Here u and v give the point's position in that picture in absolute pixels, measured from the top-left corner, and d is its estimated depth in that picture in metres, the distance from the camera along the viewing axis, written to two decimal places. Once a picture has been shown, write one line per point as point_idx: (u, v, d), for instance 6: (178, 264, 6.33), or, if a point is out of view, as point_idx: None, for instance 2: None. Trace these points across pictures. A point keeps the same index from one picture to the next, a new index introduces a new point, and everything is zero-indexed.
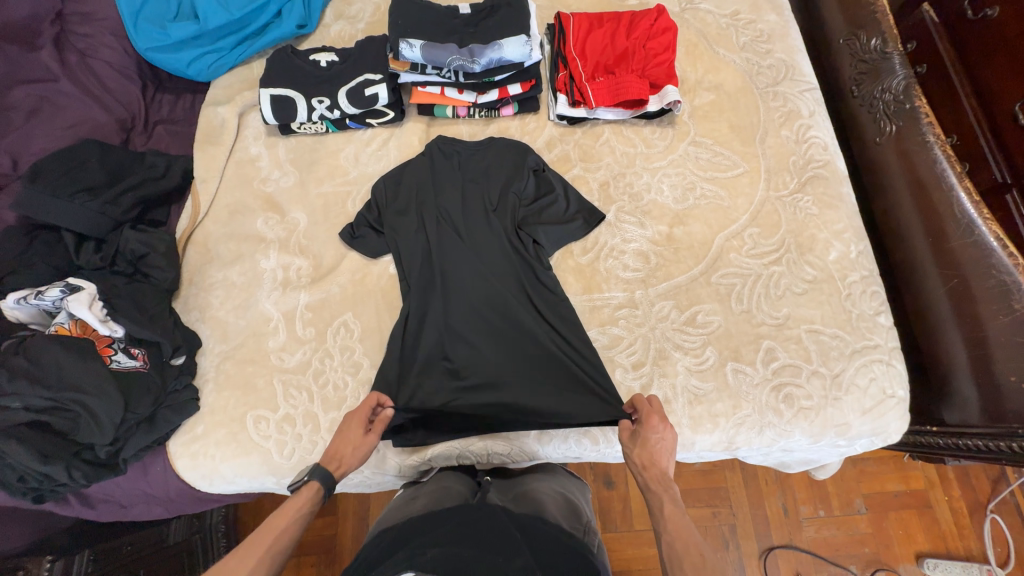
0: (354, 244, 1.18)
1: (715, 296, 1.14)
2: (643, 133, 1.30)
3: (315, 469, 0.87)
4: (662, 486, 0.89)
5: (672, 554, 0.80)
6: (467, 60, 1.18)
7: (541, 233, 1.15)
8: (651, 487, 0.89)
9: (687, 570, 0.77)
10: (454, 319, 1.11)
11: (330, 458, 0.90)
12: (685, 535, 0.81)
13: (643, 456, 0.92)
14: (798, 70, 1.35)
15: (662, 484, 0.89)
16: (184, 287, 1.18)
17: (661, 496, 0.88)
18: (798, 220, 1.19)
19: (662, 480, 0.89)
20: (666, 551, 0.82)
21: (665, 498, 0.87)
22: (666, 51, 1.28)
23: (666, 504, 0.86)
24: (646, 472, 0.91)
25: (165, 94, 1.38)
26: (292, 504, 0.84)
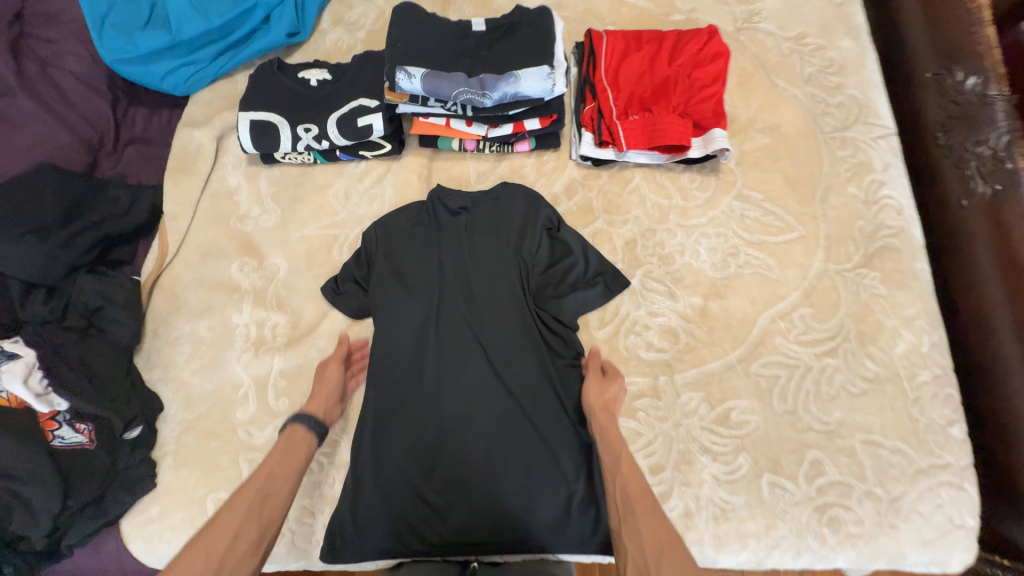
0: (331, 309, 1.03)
1: (754, 389, 0.96)
2: (680, 180, 1.11)
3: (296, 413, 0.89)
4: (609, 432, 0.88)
5: (624, 499, 0.78)
6: (477, 94, 0.97)
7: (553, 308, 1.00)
8: (606, 430, 0.87)
9: (637, 514, 0.76)
10: (447, 408, 0.95)
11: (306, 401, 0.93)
12: (637, 481, 0.80)
13: (597, 397, 0.92)
14: (872, 111, 1.14)
15: (611, 428, 0.87)
16: (148, 339, 1.05)
17: (609, 447, 0.85)
18: (860, 302, 1.00)
19: (613, 425, 0.87)
20: (619, 496, 0.79)
21: (617, 442, 0.85)
22: (715, 82, 1.08)
23: (623, 451, 0.84)
24: (602, 413, 0.89)
25: (139, 108, 1.22)
26: (274, 449, 0.85)
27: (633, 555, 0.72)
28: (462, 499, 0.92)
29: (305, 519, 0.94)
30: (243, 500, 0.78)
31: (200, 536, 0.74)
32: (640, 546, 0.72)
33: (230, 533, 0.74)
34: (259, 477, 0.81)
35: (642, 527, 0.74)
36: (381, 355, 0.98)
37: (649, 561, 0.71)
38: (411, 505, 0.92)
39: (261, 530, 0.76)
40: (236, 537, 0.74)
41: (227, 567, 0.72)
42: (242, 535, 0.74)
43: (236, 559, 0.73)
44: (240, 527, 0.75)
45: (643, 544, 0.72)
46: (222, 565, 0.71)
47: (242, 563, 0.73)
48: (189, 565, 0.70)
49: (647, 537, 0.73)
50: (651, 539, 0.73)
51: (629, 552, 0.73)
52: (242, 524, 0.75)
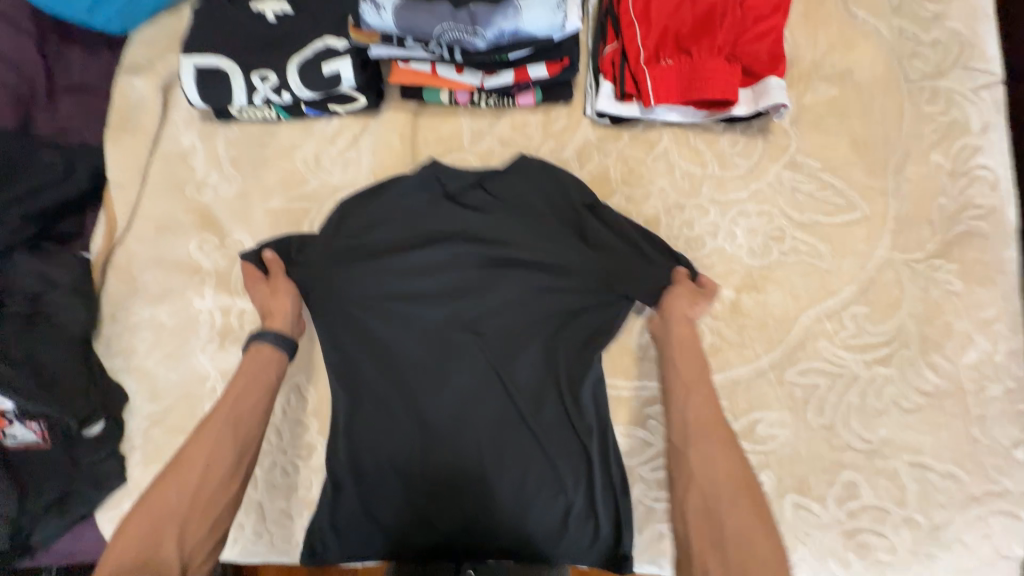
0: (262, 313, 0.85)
1: (786, 400, 0.83)
2: (718, 143, 0.91)
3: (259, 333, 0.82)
4: (684, 350, 0.79)
5: (698, 424, 0.72)
6: (467, 32, 0.76)
7: (557, 298, 0.84)
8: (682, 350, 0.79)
9: (715, 444, 0.70)
10: (438, 406, 0.83)
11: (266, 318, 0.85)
12: (713, 408, 0.74)
13: (680, 310, 0.80)
14: (977, 50, 0.88)
15: (690, 348, 0.79)
16: (106, 324, 0.94)
17: (686, 367, 0.78)
18: (926, 300, 0.83)
19: (693, 347, 0.79)
20: (691, 419, 0.73)
21: (698, 362, 0.78)
22: (776, 12, 0.84)
23: (703, 377, 0.77)
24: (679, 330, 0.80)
25: (72, 47, 0.99)
26: (238, 373, 0.80)
27: (702, 483, 0.68)
28: (453, 506, 0.82)
29: (285, 520, 0.88)
30: (211, 429, 0.75)
31: (171, 467, 0.72)
32: (712, 478, 0.68)
33: (200, 462, 0.72)
34: (226, 403, 0.77)
35: (718, 462, 0.69)
36: (355, 350, 0.84)
37: (721, 493, 0.67)
38: (393, 515, 0.82)
39: (236, 454, 0.74)
40: (208, 463, 0.72)
41: (202, 494, 0.71)
42: (214, 462, 0.73)
43: (213, 485, 0.72)
44: (211, 454, 0.73)
45: (717, 475, 0.68)
46: (195, 495, 0.70)
47: (219, 491, 0.72)
48: (161, 498, 0.69)
49: (721, 470, 0.68)
50: (726, 474, 0.68)
51: (699, 476, 0.68)
52: (213, 451, 0.73)
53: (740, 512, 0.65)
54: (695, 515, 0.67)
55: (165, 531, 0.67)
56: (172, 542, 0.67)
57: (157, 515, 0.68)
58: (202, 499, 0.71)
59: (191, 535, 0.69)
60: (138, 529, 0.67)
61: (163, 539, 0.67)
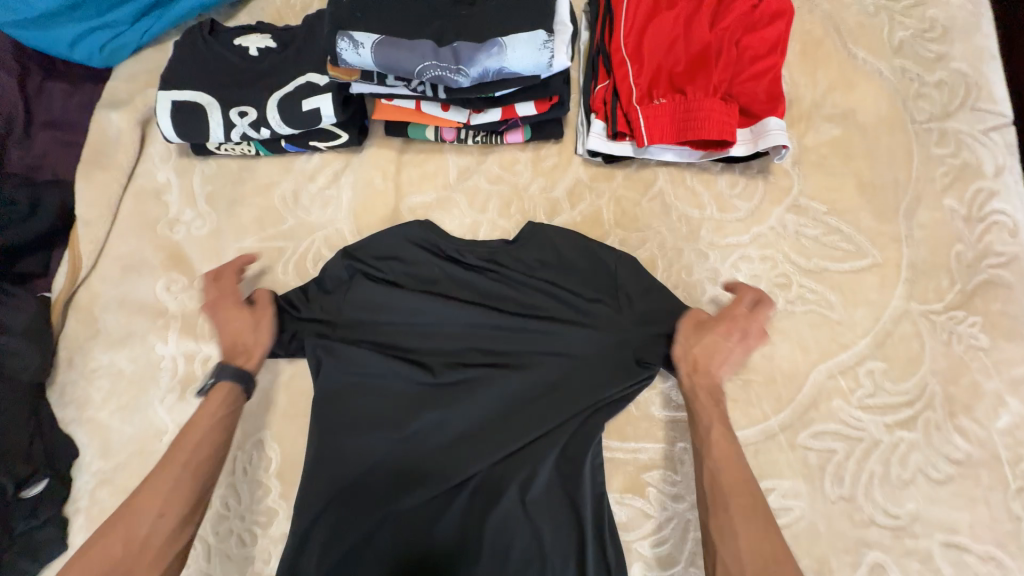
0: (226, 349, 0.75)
1: (799, 467, 0.75)
2: (716, 184, 0.86)
3: (217, 369, 0.71)
4: (709, 394, 0.69)
5: (716, 486, 0.63)
6: (449, 70, 0.72)
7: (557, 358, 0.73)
8: (698, 397, 0.69)
9: (734, 512, 0.60)
10: (410, 456, 0.70)
11: (230, 352, 0.74)
12: (736, 464, 0.63)
13: (698, 351, 0.70)
14: (984, 92, 0.84)
15: (713, 393, 0.69)
16: (61, 369, 0.87)
17: (706, 413, 0.68)
18: (949, 355, 0.76)
19: (711, 392, 0.69)
20: (708, 482, 0.64)
21: (710, 409, 0.68)
22: (773, 52, 0.81)
23: (716, 425, 0.67)
24: (694, 376, 0.70)
25: (57, 82, 0.97)
26: (202, 413, 0.70)
27: (727, 561, 0.58)
28: None
29: None
30: (167, 472, 0.66)
31: (117, 517, 0.62)
32: (734, 551, 0.58)
33: (153, 511, 0.63)
34: (186, 445, 0.67)
35: (739, 532, 0.59)
36: (320, 419, 0.72)
37: (752, 571, 0.56)
38: None
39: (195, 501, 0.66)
40: (162, 512, 0.63)
41: (152, 547, 0.62)
42: (169, 511, 0.63)
43: (162, 539, 0.62)
44: (166, 500, 0.64)
45: (741, 548, 0.58)
46: (143, 548, 0.61)
47: (171, 541, 0.63)
48: (102, 553, 0.60)
49: (745, 542, 0.59)
50: (751, 547, 0.58)
51: (722, 553, 0.59)
52: (168, 497, 0.64)
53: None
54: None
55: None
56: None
57: (99, 572, 0.59)
58: (149, 553, 0.61)
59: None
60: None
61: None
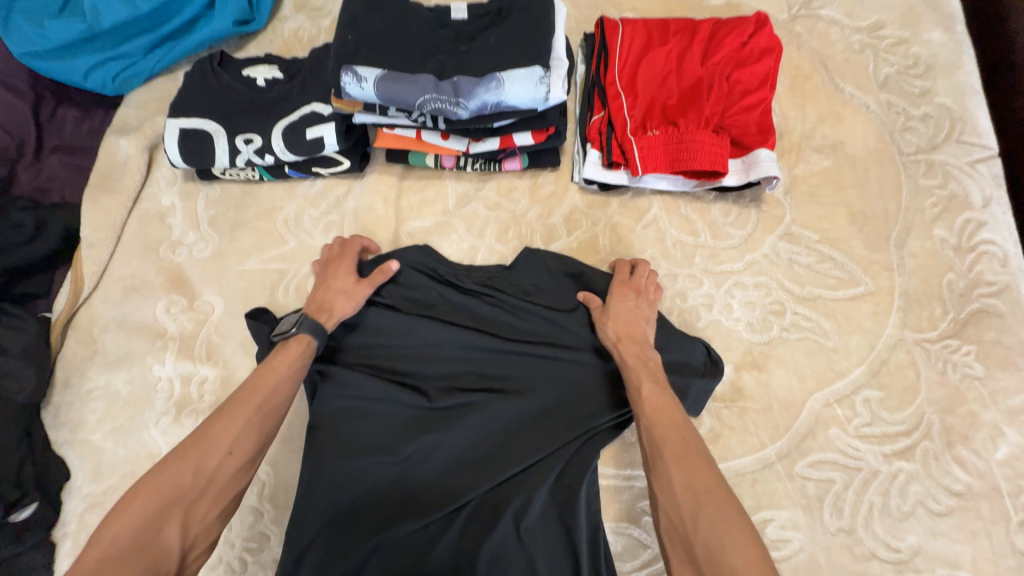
0: (312, 305, 0.75)
1: (798, 497, 0.74)
2: (710, 213, 0.88)
3: (303, 317, 0.70)
4: (638, 351, 0.69)
5: (651, 440, 0.60)
6: (449, 102, 0.75)
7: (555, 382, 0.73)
8: (627, 362, 0.68)
9: (668, 457, 0.58)
10: (404, 482, 0.69)
11: (317, 308, 0.74)
12: (670, 411, 0.62)
13: (618, 327, 0.71)
14: (968, 126, 0.87)
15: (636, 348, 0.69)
16: (57, 390, 0.87)
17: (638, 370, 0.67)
18: (945, 385, 0.76)
19: (637, 351, 0.69)
20: (644, 438, 0.61)
21: (638, 369, 0.67)
22: (762, 86, 0.84)
23: (646, 383, 0.65)
24: (621, 345, 0.70)
25: (69, 108, 1.00)
26: (280, 359, 0.68)
27: (669, 513, 0.55)
28: None
29: None
30: (243, 410, 0.63)
31: (189, 446, 0.59)
32: (673, 496, 0.55)
33: (223, 447, 0.60)
34: (264, 387, 0.65)
35: (674, 475, 0.56)
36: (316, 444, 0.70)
37: (691, 516, 0.53)
38: None
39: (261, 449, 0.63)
40: (231, 450, 0.60)
41: (216, 483, 0.59)
42: (239, 450, 0.61)
43: (226, 477, 0.59)
44: (237, 439, 0.61)
45: (678, 493, 0.55)
46: (209, 482, 0.58)
47: (231, 484, 0.60)
48: (173, 479, 0.57)
49: (681, 484, 0.56)
50: (688, 490, 0.55)
51: (664, 506, 0.56)
52: (239, 436, 0.61)
53: (712, 528, 0.52)
54: (674, 548, 0.54)
55: (170, 516, 0.55)
56: (174, 533, 0.55)
57: (165, 496, 0.56)
58: (211, 491, 0.58)
59: (195, 525, 0.57)
60: (140, 509, 0.54)
61: (164, 525, 0.54)
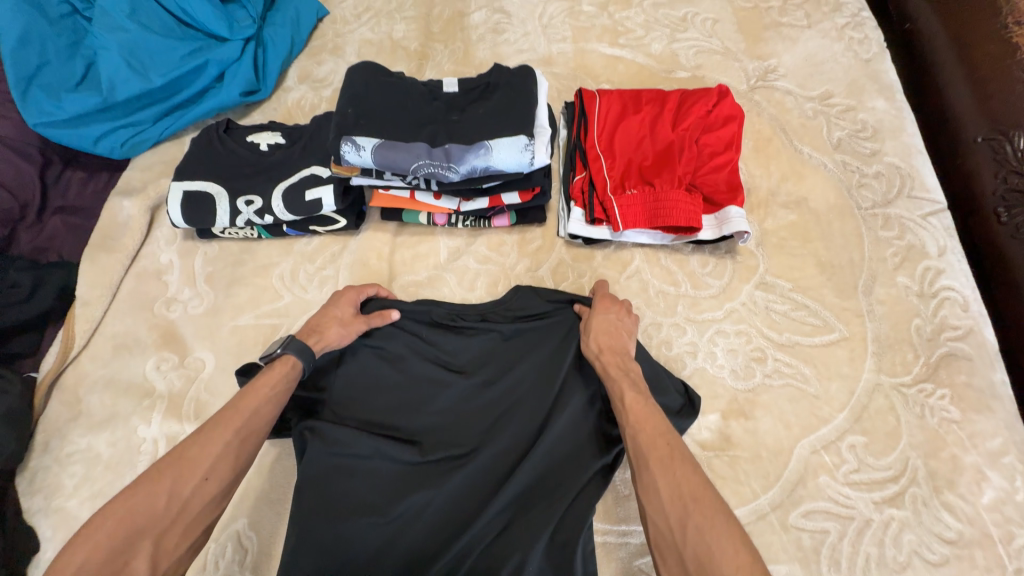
0: (302, 330, 0.77)
1: (794, 550, 0.73)
2: (689, 264, 0.93)
3: (288, 340, 0.70)
4: (620, 364, 0.71)
5: (635, 448, 0.61)
6: (441, 167, 0.81)
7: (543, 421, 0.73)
8: (610, 373, 0.70)
9: (653, 465, 0.58)
10: (395, 545, 0.67)
11: (307, 331, 0.75)
12: (654, 419, 0.63)
13: (601, 339, 0.74)
14: (918, 182, 0.95)
15: (618, 362, 0.71)
16: (34, 454, 0.85)
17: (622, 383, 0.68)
18: (926, 429, 0.78)
19: (620, 365, 0.71)
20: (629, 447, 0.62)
21: (622, 380, 0.68)
22: (728, 149, 0.91)
23: (628, 392, 0.66)
24: (604, 357, 0.72)
25: (75, 171, 1.04)
26: (262, 381, 0.67)
27: (655, 520, 0.56)
28: None
29: None
30: (222, 432, 0.61)
31: (163, 468, 0.57)
32: (660, 506, 0.56)
33: (198, 472, 0.58)
34: (244, 409, 0.63)
35: (660, 483, 0.57)
36: (306, 502, 0.69)
37: (676, 521, 0.54)
38: None
39: (238, 475, 0.61)
40: (207, 476, 0.58)
41: (189, 512, 0.56)
42: (215, 475, 0.58)
43: (200, 505, 0.57)
44: (214, 464, 0.59)
45: (663, 500, 0.55)
46: (182, 509, 0.56)
47: (204, 514, 0.57)
48: (145, 505, 0.54)
49: (667, 493, 0.56)
50: (672, 496, 0.55)
51: (650, 513, 0.56)
52: (215, 461, 0.59)
53: (700, 536, 0.52)
54: (664, 557, 0.54)
55: (138, 545, 0.53)
56: (142, 564, 0.52)
57: (133, 525, 0.53)
58: (183, 521, 0.56)
59: (165, 556, 0.54)
60: (107, 536, 0.52)
61: (133, 556, 0.52)
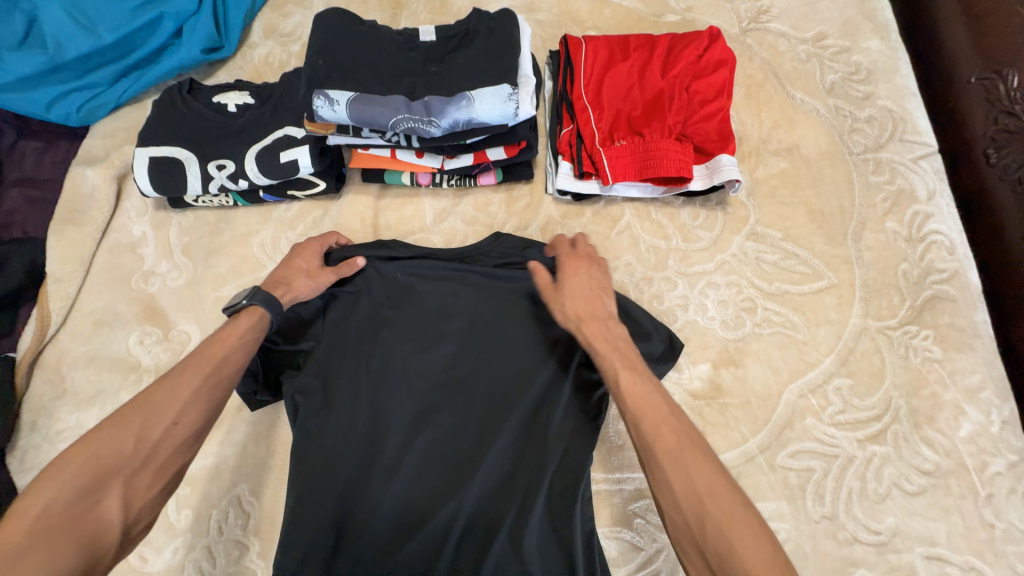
0: (269, 282, 0.74)
1: (781, 488, 0.76)
2: (679, 217, 0.92)
3: (252, 291, 0.67)
4: (598, 329, 0.66)
5: (641, 442, 0.55)
6: (422, 121, 0.76)
7: (532, 369, 0.74)
8: (597, 348, 0.64)
9: (663, 462, 0.53)
10: (391, 490, 0.68)
11: (275, 282, 0.73)
12: (656, 404, 0.57)
13: (577, 306, 0.68)
14: (909, 125, 0.93)
15: (595, 328, 0.66)
16: (23, 433, 0.83)
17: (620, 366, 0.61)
18: (909, 369, 0.80)
19: (606, 337, 0.65)
20: (633, 439, 0.56)
21: (615, 360, 0.62)
22: (719, 96, 0.88)
23: (623, 374, 0.60)
24: (586, 329, 0.66)
25: (31, 141, 0.98)
26: (229, 330, 0.64)
27: (672, 516, 0.52)
28: None
29: None
30: (189, 378, 0.59)
31: (130, 411, 0.55)
32: (675, 503, 0.51)
33: (167, 416, 0.56)
34: (213, 357, 0.61)
35: (673, 480, 0.52)
36: (301, 456, 0.69)
37: (695, 518, 0.50)
38: None
39: (210, 419, 0.59)
40: (176, 421, 0.56)
41: (159, 455, 0.55)
42: (185, 420, 0.57)
43: (172, 448, 0.56)
44: (183, 409, 0.57)
45: (678, 496, 0.51)
46: (152, 452, 0.54)
47: (175, 457, 0.56)
48: (111, 446, 0.53)
49: (682, 488, 0.51)
50: (687, 491, 0.51)
51: (666, 511, 0.52)
52: (185, 406, 0.57)
53: (721, 530, 0.49)
54: (686, 551, 0.51)
55: (109, 486, 0.51)
56: (113, 505, 0.51)
57: (101, 465, 0.51)
58: (154, 463, 0.54)
59: (137, 496, 0.53)
60: (74, 476, 0.50)
61: (103, 496, 0.51)
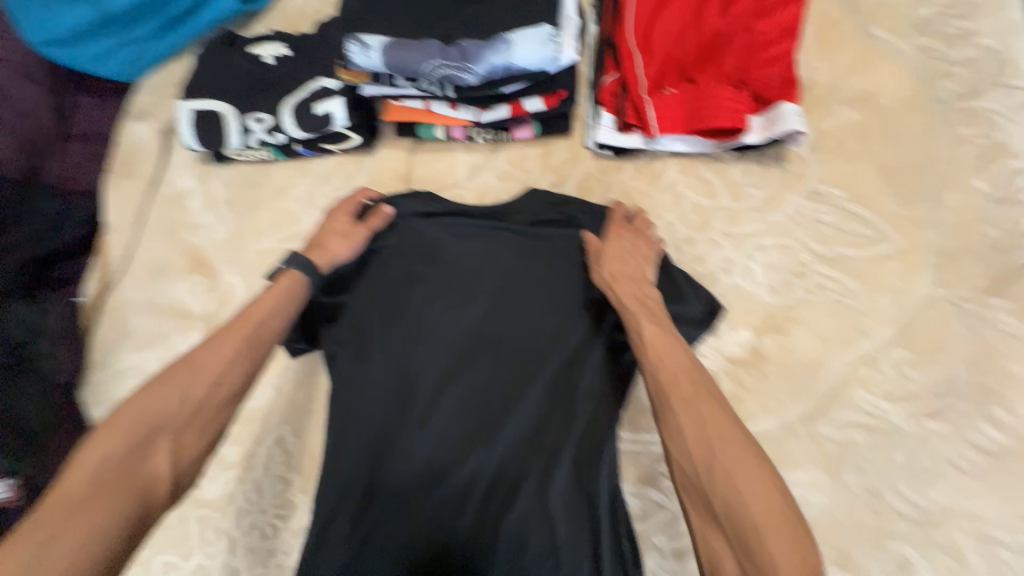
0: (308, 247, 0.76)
1: (820, 459, 0.73)
2: (729, 173, 0.85)
3: (291, 256, 0.70)
4: (634, 290, 0.66)
5: (655, 387, 0.55)
6: (458, 68, 0.73)
7: (564, 325, 0.73)
8: (627, 304, 0.64)
9: (676, 406, 0.53)
10: (422, 436, 0.69)
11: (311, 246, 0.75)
12: (676, 354, 0.57)
13: (615, 267, 0.69)
14: (1011, 68, 0.81)
15: (626, 285, 0.67)
16: (94, 369, 0.92)
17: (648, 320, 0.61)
18: (980, 344, 0.73)
19: (640, 295, 0.66)
20: (648, 384, 0.57)
21: (643, 315, 0.62)
22: (786, 37, 0.79)
23: (647, 325, 0.60)
24: (618, 287, 0.67)
25: (86, 95, 1.01)
26: (268, 294, 0.67)
27: (679, 461, 0.52)
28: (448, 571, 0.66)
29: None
30: (229, 341, 0.62)
31: (174, 371, 0.58)
32: (684, 447, 0.51)
33: (209, 376, 0.59)
34: (250, 321, 0.64)
35: (684, 423, 0.52)
36: (338, 400, 0.72)
37: (702, 463, 0.50)
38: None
39: (248, 380, 0.61)
40: (218, 381, 0.59)
41: (203, 412, 0.58)
42: (225, 380, 0.60)
43: (215, 406, 0.59)
44: (223, 369, 0.60)
45: (688, 443, 0.51)
46: (196, 410, 0.57)
47: (217, 415, 0.59)
48: (159, 403, 0.56)
49: (692, 433, 0.51)
50: (698, 437, 0.51)
51: (673, 456, 0.52)
52: (224, 367, 0.60)
53: (728, 478, 0.48)
54: (689, 497, 0.51)
55: (158, 441, 0.55)
56: (163, 458, 0.55)
57: (150, 421, 0.55)
58: (198, 421, 0.57)
59: (185, 451, 0.56)
60: (128, 430, 0.54)
61: (153, 450, 0.54)
